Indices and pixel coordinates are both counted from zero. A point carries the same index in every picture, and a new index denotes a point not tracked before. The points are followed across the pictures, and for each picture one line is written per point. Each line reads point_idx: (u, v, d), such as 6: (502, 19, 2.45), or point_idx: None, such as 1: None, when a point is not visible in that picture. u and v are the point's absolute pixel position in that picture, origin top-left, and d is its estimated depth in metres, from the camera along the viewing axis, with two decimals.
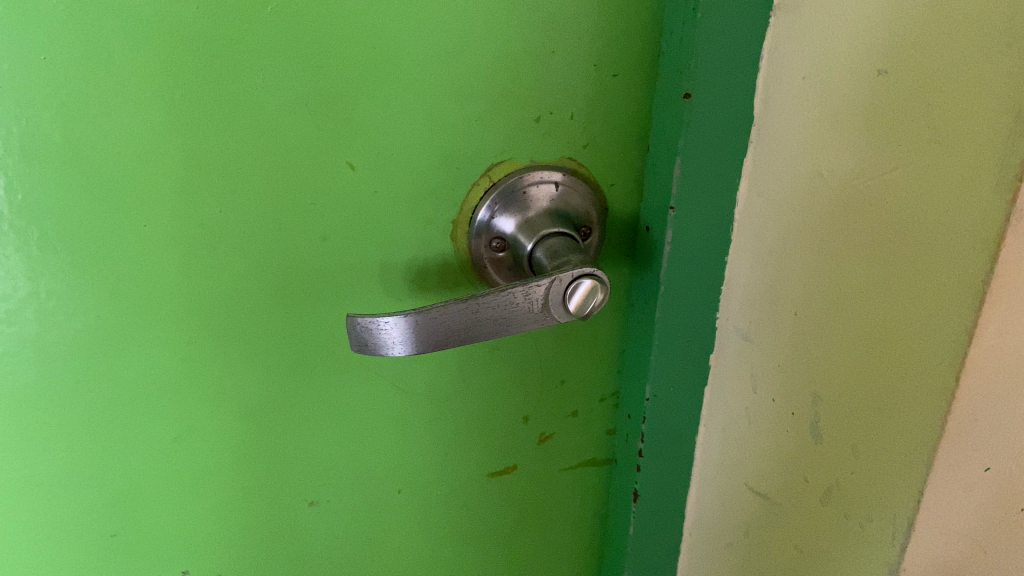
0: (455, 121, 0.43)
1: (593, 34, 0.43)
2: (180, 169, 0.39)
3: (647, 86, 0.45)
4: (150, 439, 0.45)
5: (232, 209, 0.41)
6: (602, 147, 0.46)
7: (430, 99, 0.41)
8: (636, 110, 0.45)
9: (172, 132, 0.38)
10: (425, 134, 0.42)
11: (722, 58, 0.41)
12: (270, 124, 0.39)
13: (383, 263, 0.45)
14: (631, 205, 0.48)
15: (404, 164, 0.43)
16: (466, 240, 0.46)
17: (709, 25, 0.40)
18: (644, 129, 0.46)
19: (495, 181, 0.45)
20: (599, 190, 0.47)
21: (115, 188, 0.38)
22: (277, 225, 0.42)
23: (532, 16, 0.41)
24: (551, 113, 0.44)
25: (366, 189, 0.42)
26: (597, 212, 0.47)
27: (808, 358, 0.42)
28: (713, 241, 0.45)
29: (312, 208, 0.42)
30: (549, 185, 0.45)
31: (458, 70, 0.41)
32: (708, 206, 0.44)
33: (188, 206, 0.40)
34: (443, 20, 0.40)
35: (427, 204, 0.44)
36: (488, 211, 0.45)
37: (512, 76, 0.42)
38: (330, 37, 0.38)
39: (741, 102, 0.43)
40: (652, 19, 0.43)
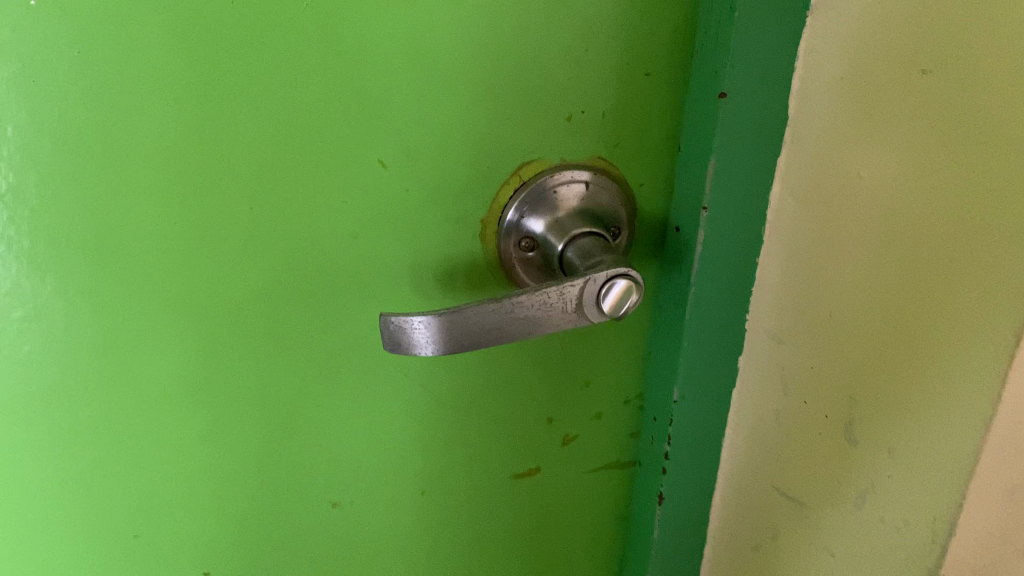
0: (487, 120, 0.42)
1: (625, 31, 0.42)
2: (212, 166, 0.38)
3: (679, 86, 0.45)
4: (174, 438, 0.45)
5: (261, 208, 0.40)
6: (633, 147, 0.46)
7: (463, 97, 0.41)
8: (667, 108, 0.45)
9: (204, 129, 0.38)
10: (457, 133, 0.42)
11: (758, 58, 0.41)
12: (301, 122, 0.39)
13: (412, 262, 0.44)
14: (660, 206, 0.47)
15: (436, 162, 0.42)
16: (494, 240, 0.46)
17: (747, 25, 0.40)
18: (675, 128, 0.46)
19: (525, 180, 0.44)
20: (629, 190, 0.46)
21: (145, 185, 0.38)
22: (307, 224, 0.41)
23: (565, 13, 0.41)
24: (583, 112, 0.44)
25: (398, 187, 0.42)
26: (627, 212, 0.46)
27: (844, 361, 0.42)
28: (745, 241, 0.45)
29: (341, 206, 0.42)
30: (579, 184, 0.45)
31: (492, 68, 0.41)
32: (739, 207, 0.44)
33: (218, 203, 0.39)
34: (476, 15, 0.39)
35: (457, 203, 0.44)
36: (517, 211, 0.45)
37: (544, 73, 0.42)
38: (363, 33, 0.38)
39: (776, 103, 0.42)
40: (684, 17, 0.43)
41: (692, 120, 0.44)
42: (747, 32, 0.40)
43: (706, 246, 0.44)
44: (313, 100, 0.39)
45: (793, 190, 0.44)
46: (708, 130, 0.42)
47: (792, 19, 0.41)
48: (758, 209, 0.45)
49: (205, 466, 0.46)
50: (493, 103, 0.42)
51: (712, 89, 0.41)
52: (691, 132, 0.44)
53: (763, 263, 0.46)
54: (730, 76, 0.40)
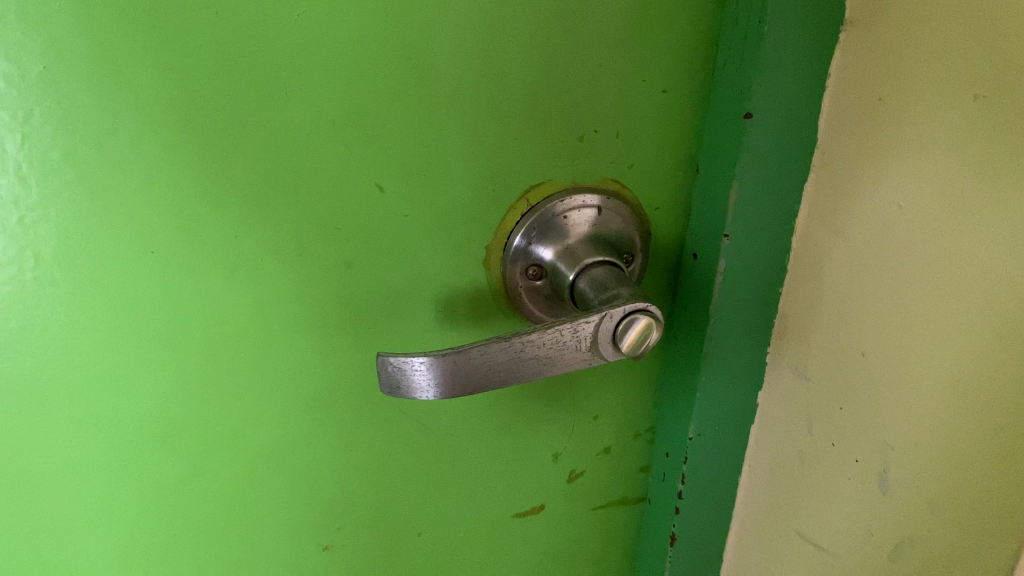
0: (494, 141, 0.39)
1: (643, 46, 0.39)
2: (193, 192, 0.35)
3: (699, 105, 0.41)
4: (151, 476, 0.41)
5: (248, 236, 0.37)
6: (648, 169, 0.42)
7: (469, 116, 0.38)
8: (685, 128, 0.42)
9: (186, 152, 0.34)
10: (462, 154, 0.39)
11: (788, 76, 0.38)
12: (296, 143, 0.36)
13: (412, 291, 0.41)
14: (677, 231, 0.44)
15: (439, 185, 0.39)
16: (499, 268, 0.43)
17: (778, 41, 0.36)
18: (693, 149, 0.43)
19: (533, 205, 0.41)
20: (644, 214, 0.43)
21: (121, 212, 0.34)
22: (299, 253, 0.38)
23: (578, 25, 0.37)
24: (596, 132, 0.41)
25: (397, 211, 0.39)
26: (641, 237, 0.43)
27: (879, 402, 0.39)
28: (768, 269, 0.42)
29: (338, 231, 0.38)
30: (590, 208, 0.42)
31: (501, 85, 0.38)
32: (763, 235, 0.41)
33: (200, 231, 0.36)
34: (485, 26, 0.36)
35: (461, 229, 0.41)
36: (524, 238, 0.42)
37: (556, 89, 0.39)
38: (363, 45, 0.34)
39: (805, 125, 0.39)
40: (706, 30, 0.39)
41: (712, 141, 0.41)
42: (777, 47, 0.37)
43: (728, 276, 0.41)
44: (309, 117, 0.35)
45: (822, 218, 0.41)
46: (732, 153, 0.39)
47: (826, 35, 0.38)
48: (782, 236, 0.42)
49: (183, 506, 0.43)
50: (500, 121, 0.39)
51: (738, 107, 0.38)
52: (710, 153, 0.41)
53: (785, 291, 0.43)
54: (758, 95, 0.37)
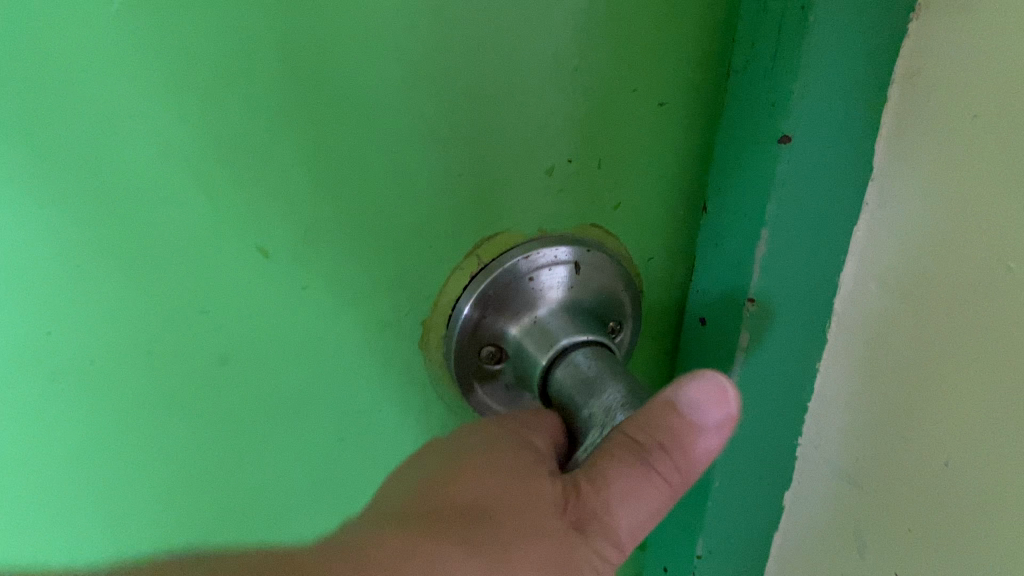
0: (433, 180, 0.28)
1: (641, 46, 0.29)
2: (300, 154, 0.25)
3: (705, 125, 0.31)
4: (133, 395, 0.28)
5: (349, 147, 0.26)
6: (638, 209, 0.32)
7: (398, 146, 0.27)
8: (686, 156, 0.32)
9: (225, 146, 0.24)
10: (384, 199, 0.27)
11: (837, 82, 0.27)
12: (270, 94, 0.24)
13: (319, 374, 0.30)
14: (676, 286, 0.34)
15: (353, 244, 0.28)
16: (440, 349, 0.32)
17: (824, 30, 0.26)
18: (696, 181, 0.32)
19: (486, 262, 0.31)
20: (632, 267, 0.33)
21: (238, 189, 0.25)
22: (395, 276, 0.29)
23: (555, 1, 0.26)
24: (570, 162, 0.30)
25: (283, 283, 0.27)
26: (632, 298, 0.33)
27: (966, 529, 0.29)
28: (802, 342, 0.32)
29: (301, 259, 0.27)
30: (565, 265, 0.31)
31: (442, 104, 0.26)
32: (800, 299, 0.31)
33: (320, 155, 0.25)
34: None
35: (379, 295, 0.29)
36: (476, 307, 0.31)
37: (520, 96, 0.28)
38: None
39: (858, 151, 0.29)
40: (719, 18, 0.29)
41: (721, 172, 0.31)
42: (829, 45, 0.26)
43: (753, 359, 0.31)
44: (246, 66, 0.23)
45: (879, 276, 0.30)
46: (760, 189, 0.29)
47: (890, 27, 0.27)
48: (818, 301, 0.32)
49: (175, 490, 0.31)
50: (441, 151, 0.28)
51: (767, 130, 0.28)
52: (717, 193, 0.31)
53: (814, 369, 0.33)
54: (797, 109, 0.27)
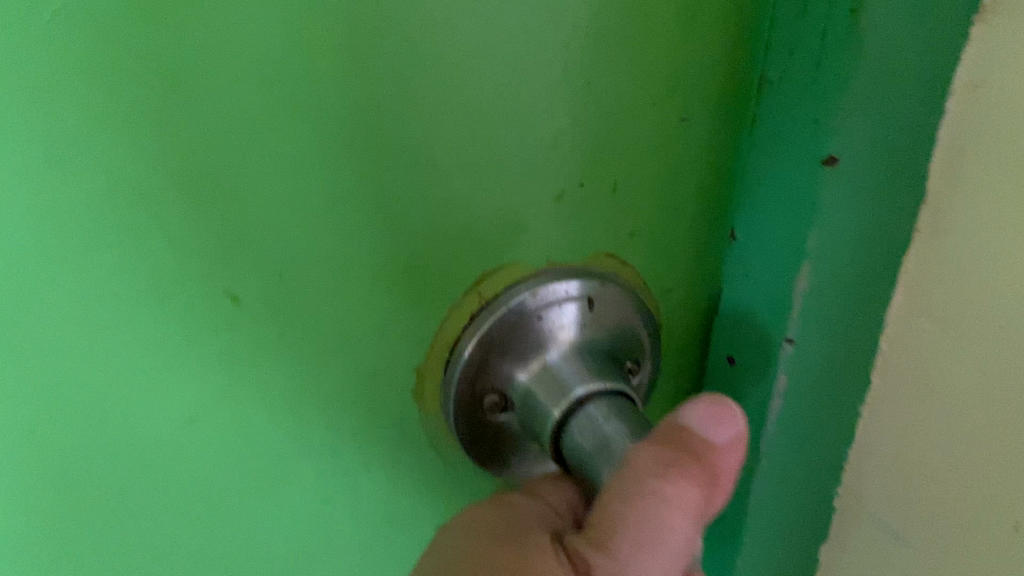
0: (429, 211, 0.24)
1: (659, 53, 0.25)
2: (276, 190, 0.21)
3: (730, 140, 0.28)
4: (84, 478, 0.23)
5: (332, 179, 0.22)
6: (659, 237, 0.29)
7: (386, 173, 0.23)
8: (711, 175, 0.28)
9: (189, 189, 0.20)
10: (374, 236, 0.24)
11: (887, 95, 0.24)
12: (240, 122, 0.20)
13: (299, 435, 0.26)
14: (697, 317, 0.31)
15: (340, 288, 0.24)
16: (436, 397, 0.28)
17: (871, 33, 0.23)
18: (721, 203, 0.29)
19: (489, 300, 0.27)
20: (650, 300, 0.30)
21: (205, 237, 0.21)
22: (386, 320, 0.26)
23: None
24: (582, 186, 0.27)
25: (255, 333, 0.24)
26: (651, 335, 0.29)
27: None
28: (844, 380, 0.29)
29: (276, 304, 0.23)
30: (579, 302, 0.28)
31: (437, 125, 0.23)
32: (841, 335, 0.28)
33: (300, 191, 0.22)
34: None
35: (366, 340, 0.26)
36: (477, 350, 0.27)
37: (527, 109, 0.25)
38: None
39: (909, 171, 0.26)
40: (742, 20, 0.26)
41: (751, 196, 0.27)
42: (878, 48, 0.23)
43: (791, 400, 0.28)
44: (210, 88, 0.19)
45: None
46: (797, 216, 0.25)
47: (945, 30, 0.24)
48: (864, 333, 0.28)
49: (126, 573, 0.26)
50: (440, 174, 0.24)
51: (809, 148, 0.25)
52: (748, 220, 0.27)
53: (853, 401, 0.30)
54: (842, 126, 0.24)
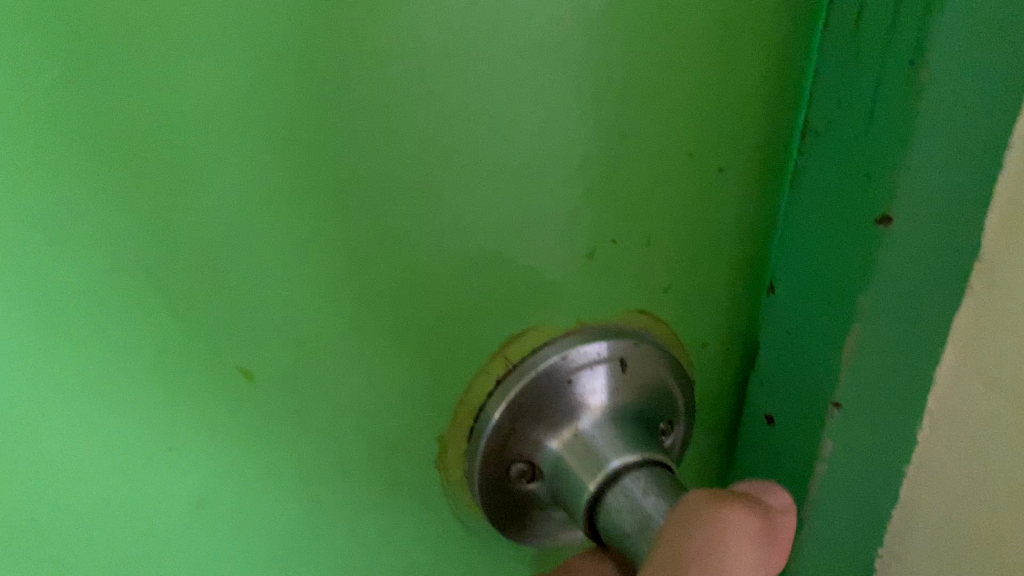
0: (457, 273, 0.23)
1: (699, 100, 0.24)
2: (291, 250, 0.20)
3: (767, 187, 0.27)
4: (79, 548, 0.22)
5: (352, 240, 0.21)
6: (692, 290, 0.27)
7: (414, 235, 0.21)
8: (746, 224, 0.27)
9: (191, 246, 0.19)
10: (398, 301, 0.22)
11: (949, 149, 0.22)
12: (253, 179, 0.19)
13: (314, 508, 0.24)
14: (730, 369, 0.30)
15: (361, 355, 0.23)
16: (460, 466, 0.26)
17: (937, 88, 0.21)
18: (756, 252, 0.28)
19: (518, 363, 0.25)
20: (683, 356, 0.28)
21: (211, 297, 0.20)
22: (409, 387, 0.24)
23: (603, 46, 0.21)
24: (615, 241, 0.25)
25: (266, 406, 0.22)
26: (684, 394, 0.28)
27: None
28: (885, 436, 0.27)
29: (289, 374, 0.22)
30: (610, 363, 0.26)
31: (469, 183, 0.21)
32: (889, 392, 0.26)
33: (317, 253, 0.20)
34: (442, 37, 0.19)
35: (385, 409, 0.24)
36: (507, 417, 0.25)
37: (559, 164, 0.23)
38: (236, 39, 0.17)
39: (967, 225, 0.24)
40: (779, 63, 0.25)
41: (795, 249, 0.26)
42: (942, 102, 0.22)
43: (834, 458, 0.26)
44: (215, 143, 0.18)
45: None
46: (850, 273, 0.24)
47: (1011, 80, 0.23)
48: (908, 390, 0.27)
49: None
50: (466, 236, 0.22)
51: (862, 204, 0.23)
52: (789, 272, 0.26)
53: (892, 457, 0.29)
54: (902, 182, 0.22)
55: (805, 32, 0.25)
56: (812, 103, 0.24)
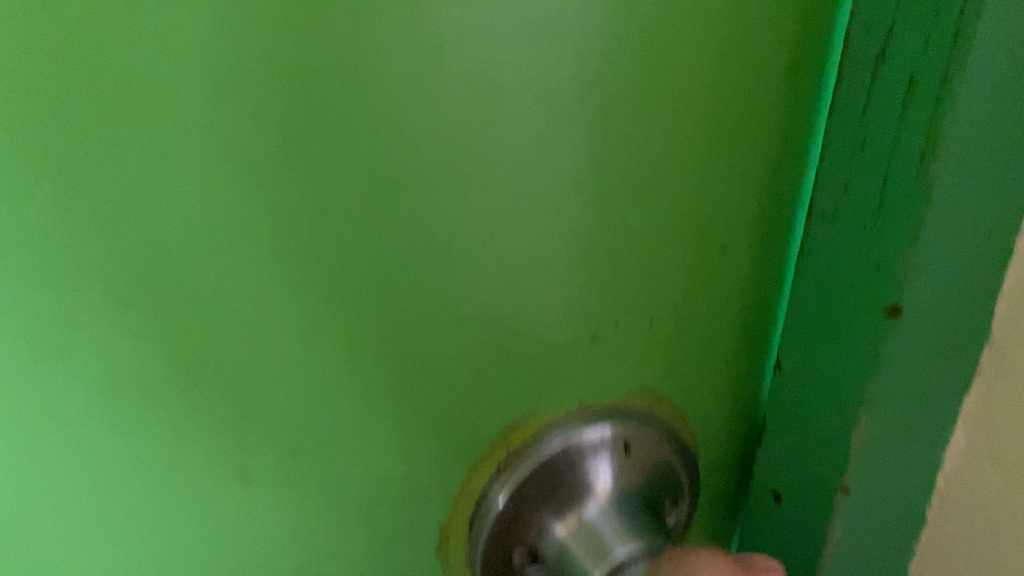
0: (457, 361, 0.22)
1: (701, 183, 0.23)
2: (287, 354, 0.19)
3: (767, 261, 0.26)
4: None
5: (353, 337, 0.20)
6: (694, 364, 0.27)
7: (417, 325, 0.21)
8: (748, 298, 0.27)
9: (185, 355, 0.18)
10: (398, 393, 0.22)
11: (960, 239, 0.22)
12: (248, 287, 0.18)
13: None
14: (729, 434, 0.30)
15: (358, 447, 0.22)
16: (461, 550, 0.26)
17: (948, 179, 0.21)
18: (755, 322, 0.28)
19: (521, 448, 0.25)
20: (686, 428, 0.28)
21: (211, 399, 0.19)
22: (409, 469, 0.23)
23: (605, 133, 0.21)
24: (617, 323, 0.25)
25: (262, 505, 0.21)
26: (684, 470, 0.28)
27: None
28: (893, 508, 0.27)
29: (284, 477, 0.21)
30: (613, 447, 0.26)
31: (470, 274, 0.21)
32: (897, 471, 0.26)
33: (315, 352, 0.20)
34: (438, 140, 0.19)
35: (383, 500, 0.23)
36: (511, 502, 0.25)
37: (560, 250, 0.22)
38: (230, 156, 0.16)
39: (978, 309, 0.24)
40: (779, 141, 0.24)
41: (802, 328, 0.25)
42: (953, 194, 0.21)
43: (843, 533, 0.26)
44: (210, 258, 0.17)
45: None
46: (861, 357, 0.23)
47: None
48: (916, 464, 0.27)
49: None
50: (467, 329, 0.22)
51: (874, 291, 0.23)
52: (795, 349, 0.26)
53: (903, 529, 0.28)
54: (912, 270, 0.22)
55: (800, 109, 0.24)
56: (819, 186, 0.23)
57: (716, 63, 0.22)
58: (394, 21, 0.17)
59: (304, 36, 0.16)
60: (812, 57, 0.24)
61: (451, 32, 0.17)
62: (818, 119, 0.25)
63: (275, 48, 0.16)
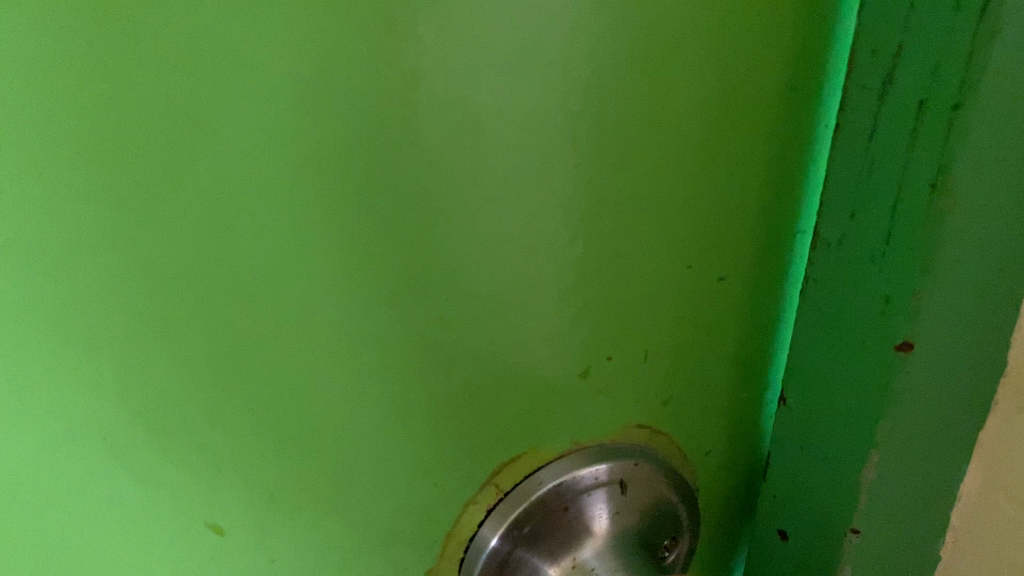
0: (447, 409, 0.21)
1: (695, 212, 0.22)
2: (262, 415, 0.17)
3: (761, 288, 0.26)
4: None
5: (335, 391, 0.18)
6: (690, 395, 0.26)
7: (402, 374, 0.19)
8: (742, 326, 0.26)
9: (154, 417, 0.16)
10: (385, 446, 0.20)
11: (972, 272, 0.21)
12: (215, 344, 0.16)
13: None
14: (725, 463, 0.29)
15: (340, 509, 0.20)
16: None
17: (963, 210, 0.20)
18: (750, 350, 0.27)
19: (512, 488, 0.23)
20: (682, 460, 0.27)
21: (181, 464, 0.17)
22: (400, 527, 0.21)
23: (600, 164, 0.20)
24: (612, 359, 0.23)
25: (234, 574, 0.19)
26: (680, 503, 0.27)
27: None
28: (903, 535, 0.26)
29: (262, 543, 0.19)
30: (608, 485, 0.25)
31: (458, 316, 0.19)
32: (905, 502, 0.25)
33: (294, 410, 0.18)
34: (417, 180, 0.17)
35: (372, 560, 0.21)
36: (504, 544, 0.23)
37: (553, 286, 0.21)
38: (193, 202, 0.15)
39: (985, 341, 0.23)
40: (773, 167, 0.23)
41: (807, 360, 0.24)
42: (967, 226, 0.20)
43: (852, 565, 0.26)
44: (171, 310, 0.15)
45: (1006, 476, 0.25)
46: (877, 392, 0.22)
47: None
48: (924, 492, 0.26)
49: None
50: (457, 374, 0.20)
51: (882, 327, 0.21)
52: (801, 380, 0.25)
53: (912, 556, 0.28)
54: (927, 304, 0.21)
55: (790, 130, 0.23)
56: (820, 214, 0.22)
57: (714, 88, 0.21)
58: (373, 56, 0.15)
59: (269, 78, 0.14)
60: (800, 77, 0.22)
61: (428, 64, 0.16)
62: (808, 140, 0.24)
63: (241, 84, 0.14)
